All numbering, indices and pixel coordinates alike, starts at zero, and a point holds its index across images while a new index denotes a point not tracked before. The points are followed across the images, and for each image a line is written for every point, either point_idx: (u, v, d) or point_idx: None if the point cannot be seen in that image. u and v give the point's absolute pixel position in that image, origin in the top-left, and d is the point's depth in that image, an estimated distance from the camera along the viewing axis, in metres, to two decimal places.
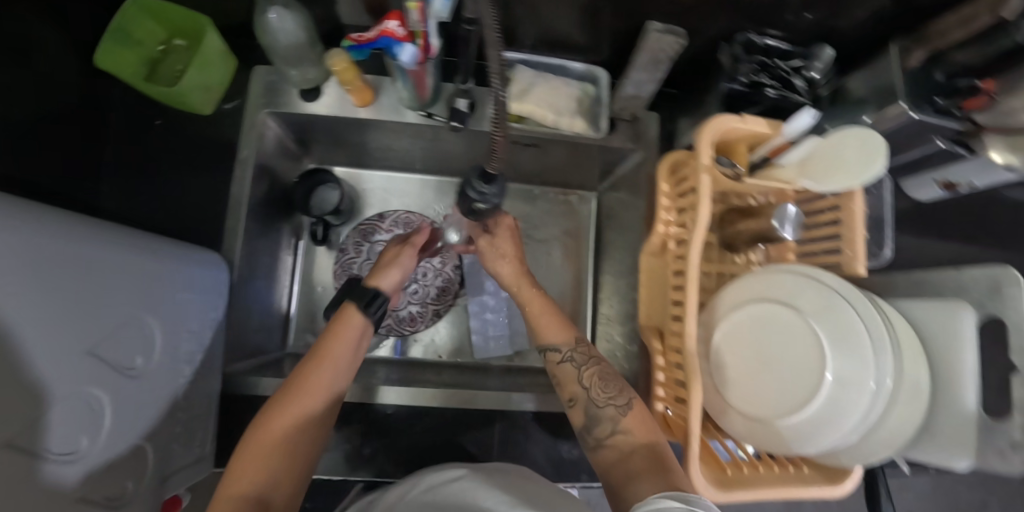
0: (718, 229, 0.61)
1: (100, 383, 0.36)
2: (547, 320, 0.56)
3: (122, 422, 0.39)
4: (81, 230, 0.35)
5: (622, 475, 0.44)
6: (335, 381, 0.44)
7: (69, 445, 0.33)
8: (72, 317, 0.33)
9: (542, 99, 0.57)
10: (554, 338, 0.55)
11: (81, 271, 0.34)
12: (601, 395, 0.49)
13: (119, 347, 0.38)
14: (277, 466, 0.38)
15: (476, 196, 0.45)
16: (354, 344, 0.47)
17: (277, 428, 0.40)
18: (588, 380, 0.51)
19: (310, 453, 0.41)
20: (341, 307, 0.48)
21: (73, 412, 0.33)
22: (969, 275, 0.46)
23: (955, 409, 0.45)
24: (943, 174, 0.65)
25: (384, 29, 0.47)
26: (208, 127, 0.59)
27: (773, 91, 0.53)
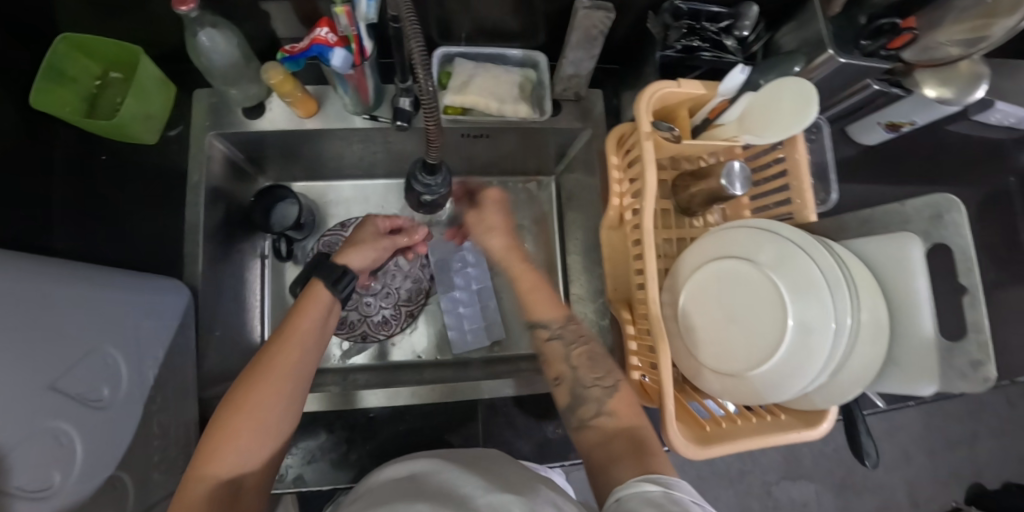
0: (673, 196, 0.62)
1: (68, 417, 0.35)
2: (537, 297, 0.57)
3: (95, 453, 0.38)
4: (15, 265, 0.34)
5: (602, 457, 0.44)
6: (306, 355, 0.44)
7: (43, 481, 0.32)
8: (25, 351, 0.32)
9: (484, 89, 0.58)
10: (545, 314, 0.55)
11: (24, 307, 0.33)
12: (588, 375, 0.50)
13: (83, 380, 0.38)
14: (252, 441, 0.39)
15: (421, 188, 0.46)
16: (320, 320, 0.47)
17: (250, 408, 0.39)
18: (576, 360, 0.52)
19: (283, 428, 0.41)
20: (308, 286, 0.49)
21: (40, 448, 0.32)
22: (911, 207, 0.47)
23: (916, 337, 0.45)
24: (883, 117, 0.66)
25: (314, 37, 0.48)
26: (158, 158, 0.59)
27: (707, 53, 0.55)
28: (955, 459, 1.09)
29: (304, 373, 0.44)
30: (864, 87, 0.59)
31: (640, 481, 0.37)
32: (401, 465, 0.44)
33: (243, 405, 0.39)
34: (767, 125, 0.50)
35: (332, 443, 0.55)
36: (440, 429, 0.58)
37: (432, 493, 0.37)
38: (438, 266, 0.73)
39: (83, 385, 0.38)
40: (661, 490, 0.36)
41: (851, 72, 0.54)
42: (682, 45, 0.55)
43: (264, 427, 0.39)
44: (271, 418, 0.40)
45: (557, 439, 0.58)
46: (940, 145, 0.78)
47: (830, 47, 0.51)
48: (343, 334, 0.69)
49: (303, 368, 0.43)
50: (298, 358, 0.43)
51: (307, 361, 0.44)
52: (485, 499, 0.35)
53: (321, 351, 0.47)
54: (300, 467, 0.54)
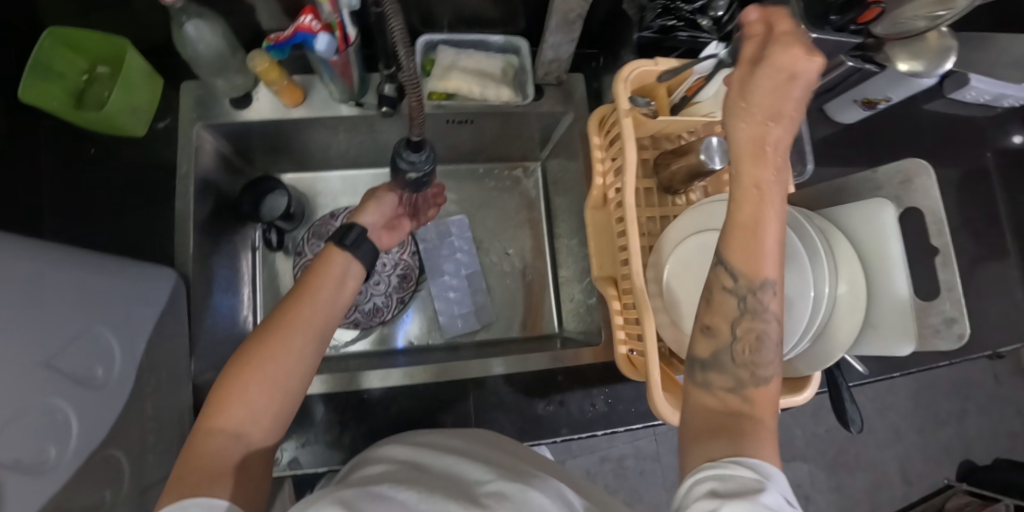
0: (655, 175, 0.63)
1: (62, 394, 0.35)
2: (747, 235, 0.31)
3: (91, 432, 0.37)
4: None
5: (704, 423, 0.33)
6: (321, 314, 0.42)
7: (38, 455, 0.32)
8: (10, 327, 0.32)
9: (467, 74, 0.60)
10: (757, 270, 0.32)
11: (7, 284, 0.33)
12: (749, 359, 0.33)
13: (76, 360, 0.37)
14: (261, 397, 0.36)
15: (406, 165, 0.47)
16: (335, 283, 0.45)
17: (260, 362, 0.37)
18: (743, 334, 0.34)
19: (297, 390, 0.39)
20: (324, 248, 0.48)
21: (32, 423, 0.32)
22: (882, 173, 0.48)
23: (890, 300, 0.46)
24: (861, 92, 0.68)
25: (299, 25, 0.49)
26: (146, 149, 0.59)
27: (683, 34, 0.57)
28: (945, 436, 1.11)
29: (319, 334, 0.42)
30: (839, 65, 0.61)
31: (729, 464, 0.28)
32: (408, 449, 0.43)
33: (253, 358, 0.37)
34: None
35: (325, 425, 0.56)
36: (432, 409, 0.58)
37: (438, 481, 0.36)
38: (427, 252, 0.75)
39: (77, 364, 0.37)
40: (754, 478, 0.26)
41: (823, 48, 0.56)
42: (659, 25, 0.56)
43: (277, 385, 0.37)
44: (282, 373, 0.37)
45: (549, 415, 0.58)
46: (916, 123, 0.79)
47: (802, 23, 0.52)
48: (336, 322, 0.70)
49: (318, 328, 0.42)
50: (311, 316, 0.41)
51: (322, 320, 0.42)
52: (493, 485, 0.35)
53: (338, 311, 0.45)
54: (294, 450, 0.55)
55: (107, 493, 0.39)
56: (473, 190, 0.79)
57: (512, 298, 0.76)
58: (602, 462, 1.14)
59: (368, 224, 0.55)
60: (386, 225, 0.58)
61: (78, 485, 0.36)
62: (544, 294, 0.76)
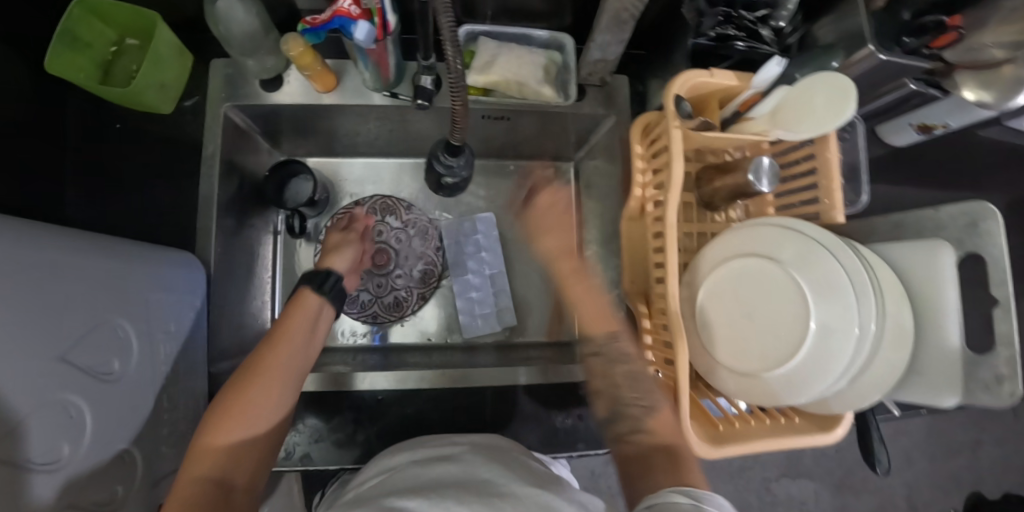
0: (696, 188, 0.61)
1: (78, 389, 0.34)
2: (586, 310, 0.57)
3: (105, 427, 0.37)
4: (28, 230, 0.33)
5: (640, 468, 0.44)
6: (298, 357, 0.45)
7: (50, 452, 0.31)
8: (37, 322, 0.31)
9: (508, 69, 0.57)
10: (596, 330, 0.56)
11: (36, 274, 0.32)
12: (628, 395, 0.50)
13: (94, 353, 0.36)
14: (242, 442, 0.38)
15: (443, 168, 0.47)
16: (311, 323, 0.49)
17: (242, 408, 0.39)
18: (618, 379, 0.52)
19: (276, 430, 0.42)
20: (297, 292, 0.51)
21: (49, 421, 0.31)
22: (946, 212, 0.45)
23: (939, 347, 0.44)
24: (920, 117, 0.65)
25: (337, 8, 0.46)
26: (169, 127, 0.57)
27: (741, 43, 0.53)
28: (954, 466, 1.10)
29: (296, 376, 0.44)
30: (900, 88, 0.57)
31: (671, 493, 0.37)
32: (416, 455, 0.43)
33: (234, 407, 0.39)
34: (805, 120, 0.47)
35: (341, 422, 0.56)
36: (449, 412, 0.58)
37: (454, 479, 0.36)
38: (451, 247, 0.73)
39: (94, 357, 0.36)
40: (691, 502, 0.35)
41: (889, 71, 0.52)
42: (716, 33, 0.53)
43: (257, 432, 0.40)
44: (261, 418, 0.40)
45: (566, 428, 0.58)
46: (969, 151, 0.76)
47: (871, 42, 0.48)
48: (355, 313, 0.69)
49: (295, 370, 0.45)
50: (290, 358, 0.44)
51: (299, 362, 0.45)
52: (509, 486, 0.35)
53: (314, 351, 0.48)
54: (306, 445, 0.54)
55: (118, 488, 0.38)
56: (501, 187, 0.77)
57: (533, 301, 0.74)
58: (608, 463, 1.14)
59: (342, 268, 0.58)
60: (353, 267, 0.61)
61: (90, 481, 0.35)
62: (567, 299, 0.75)
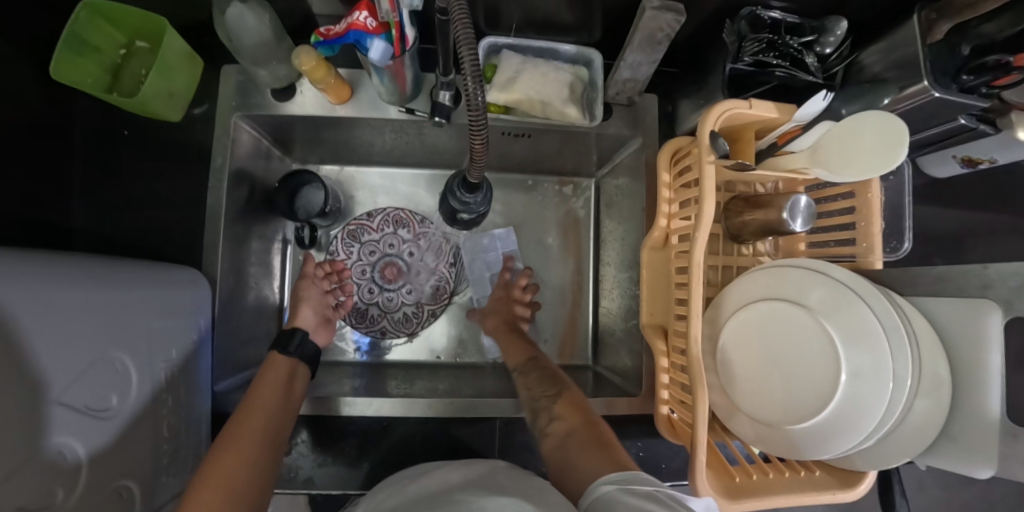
0: (724, 219, 0.58)
1: (74, 431, 0.33)
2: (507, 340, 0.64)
3: (102, 467, 0.36)
4: (22, 264, 0.31)
5: (559, 459, 0.45)
6: (274, 417, 0.45)
7: (42, 502, 0.30)
8: (31, 366, 0.29)
9: (532, 87, 0.54)
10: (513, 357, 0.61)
11: (32, 315, 0.30)
12: (535, 391, 0.54)
13: (91, 390, 0.35)
14: (227, 505, 0.36)
15: (459, 204, 0.45)
16: (284, 384, 0.50)
17: (223, 470, 0.39)
18: (528, 384, 0.56)
19: (262, 497, 0.40)
20: (269, 358, 0.52)
21: (41, 471, 0.30)
22: (996, 270, 0.41)
23: (977, 414, 0.41)
24: (964, 151, 0.61)
25: (352, 21, 0.43)
26: (178, 135, 0.55)
27: (782, 70, 0.49)
28: (968, 495, 1.08)
29: (275, 435, 0.44)
30: (951, 123, 0.53)
31: (601, 483, 0.37)
32: (403, 488, 0.42)
33: (212, 477, 0.38)
34: (847, 162, 0.44)
35: (346, 446, 0.55)
36: (456, 439, 0.57)
37: (429, 503, 0.37)
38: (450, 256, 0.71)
39: (91, 395, 0.35)
40: (617, 487, 0.35)
41: (943, 108, 0.48)
42: (755, 58, 0.50)
43: (242, 488, 0.38)
44: (243, 478, 0.39)
45: None
46: (1014, 184, 0.71)
47: (927, 78, 0.44)
48: (363, 328, 0.69)
49: (276, 427, 0.45)
50: (266, 417, 0.45)
51: (278, 422, 0.45)
52: (479, 503, 0.34)
53: (294, 409, 0.48)
54: (309, 469, 0.54)
55: None
56: (517, 201, 0.75)
57: (546, 322, 0.73)
58: None
59: (308, 323, 0.58)
60: (324, 321, 0.60)
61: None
62: (581, 320, 0.74)
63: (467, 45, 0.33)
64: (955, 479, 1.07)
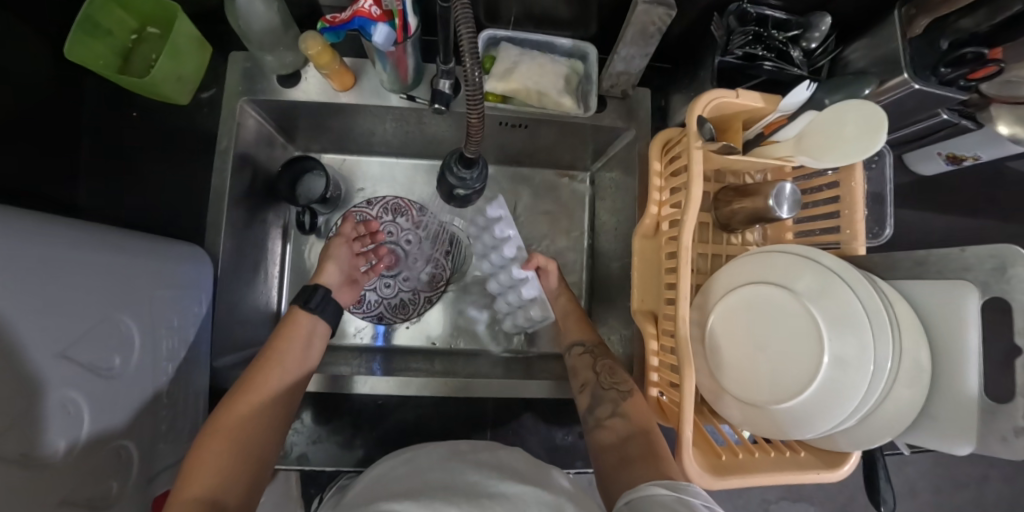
0: (714, 208, 0.59)
1: (79, 385, 0.34)
2: (570, 321, 0.63)
3: (103, 423, 0.37)
4: (35, 224, 0.33)
5: (614, 459, 0.47)
6: (285, 376, 0.48)
7: (46, 449, 0.31)
8: (40, 318, 0.31)
9: (529, 78, 0.56)
10: (578, 335, 0.61)
11: (41, 271, 0.32)
12: (606, 380, 0.54)
13: (95, 349, 0.37)
14: (231, 460, 0.40)
15: (456, 180, 0.46)
16: (302, 343, 0.52)
17: (229, 426, 0.41)
18: (599, 367, 0.55)
19: (266, 452, 0.43)
20: (290, 310, 0.54)
21: (46, 419, 0.32)
22: (973, 252, 0.43)
23: (955, 392, 0.42)
24: (947, 148, 0.63)
25: (357, 8, 0.45)
26: (185, 118, 0.58)
27: (769, 64, 0.52)
28: (959, 499, 1.09)
29: (285, 394, 0.47)
30: (932, 117, 0.55)
31: (652, 485, 0.38)
32: (405, 465, 0.43)
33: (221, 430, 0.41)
34: (828, 148, 0.46)
35: (340, 424, 0.56)
36: (449, 421, 0.58)
37: (436, 482, 0.37)
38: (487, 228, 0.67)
39: (95, 354, 0.37)
40: (672, 494, 0.36)
41: (923, 100, 0.50)
42: (744, 51, 0.52)
43: (247, 449, 0.41)
44: (249, 436, 0.42)
45: (567, 445, 0.58)
46: (1001, 183, 0.73)
47: (906, 71, 0.47)
48: (360, 313, 0.69)
49: (286, 390, 0.47)
50: (278, 376, 0.47)
51: (289, 381, 0.48)
52: (500, 487, 0.37)
53: (306, 369, 0.51)
54: (304, 445, 0.55)
55: (113, 484, 0.39)
56: (514, 193, 0.77)
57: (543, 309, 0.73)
58: None
59: (330, 282, 0.61)
60: (347, 279, 0.63)
61: (85, 477, 0.35)
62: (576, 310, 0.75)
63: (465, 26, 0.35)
64: (946, 482, 1.08)
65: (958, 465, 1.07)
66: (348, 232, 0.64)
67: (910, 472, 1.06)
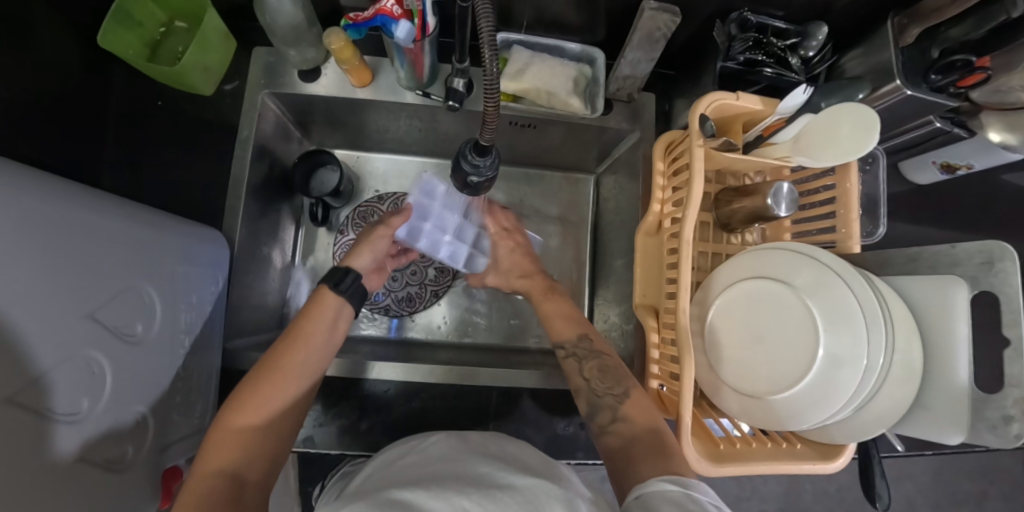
0: (714, 209, 0.61)
1: (102, 346, 0.36)
2: (555, 319, 0.60)
3: (122, 387, 0.39)
4: (68, 193, 0.35)
5: (624, 458, 0.45)
6: (312, 356, 0.45)
7: (72, 403, 0.33)
8: (67, 279, 0.33)
9: (539, 78, 0.58)
10: (563, 334, 0.58)
11: (69, 234, 0.33)
12: (599, 385, 0.52)
13: (119, 314, 0.39)
14: (253, 440, 0.39)
15: (470, 168, 0.48)
16: (329, 322, 0.48)
17: (253, 406, 0.40)
18: (589, 372, 0.53)
19: (288, 432, 0.42)
20: (319, 287, 0.51)
21: (72, 374, 0.33)
22: (962, 249, 0.44)
23: (947, 384, 0.44)
24: (942, 156, 0.65)
25: (380, 7, 0.47)
26: (207, 108, 0.60)
27: (770, 70, 0.54)
28: None
29: (310, 375, 0.45)
30: (925, 123, 0.57)
31: (661, 480, 0.38)
32: (415, 453, 0.43)
33: (245, 409, 0.40)
34: (823, 147, 0.48)
35: (346, 409, 0.57)
36: (452, 409, 0.59)
37: (446, 469, 0.38)
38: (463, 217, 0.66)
39: (119, 318, 0.38)
40: (680, 490, 0.36)
41: (916, 106, 0.52)
42: (745, 58, 0.54)
43: (271, 428, 0.40)
44: (272, 418, 0.41)
45: (568, 435, 0.59)
46: (996, 194, 0.75)
47: (898, 77, 0.49)
48: (368, 304, 0.71)
49: (311, 371, 0.45)
50: (304, 357, 0.45)
51: (315, 361, 0.46)
52: (506, 477, 0.36)
53: (332, 348, 0.48)
54: (310, 428, 0.55)
55: (128, 448, 0.40)
56: (521, 192, 0.79)
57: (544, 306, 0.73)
58: None
59: (361, 268, 0.56)
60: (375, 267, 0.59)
61: (103, 437, 0.37)
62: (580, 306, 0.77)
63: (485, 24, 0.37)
64: (945, 497, 1.07)
65: (957, 480, 1.07)
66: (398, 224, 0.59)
67: (910, 485, 1.06)
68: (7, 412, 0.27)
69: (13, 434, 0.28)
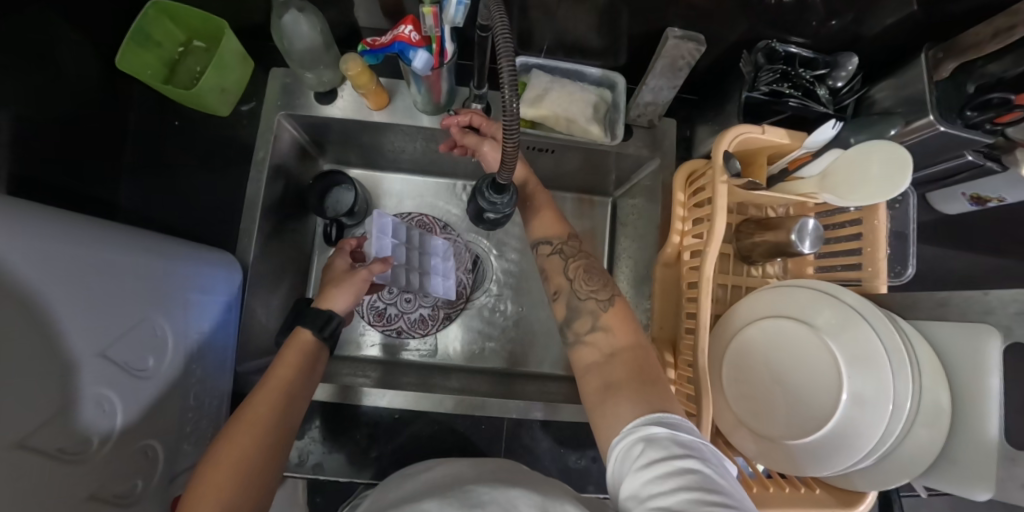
0: (735, 240, 0.60)
1: (112, 384, 0.36)
2: (542, 217, 0.55)
3: (131, 423, 0.38)
4: (73, 227, 0.34)
5: (602, 376, 0.43)
6: (293, 402, 0.42)
7: (82, 444, 0.33)
8: (77, 318, 0.32)
9: (558, 104, 0.58)
10: (550, 230, 0.54)
11: (77, 270, 0.33)
12: (584, 288, 0.49)
13: (130, 351, 0.38)
14: (238, 489, 0.35)
15: (487, 205, 0.47)
16: (308, 367, 0.46)
17: (233, 457, 0.36)
18: (573, 272, 0.51)
19: (274, 476, 0.38)
20: (294, 332, 0.47)
21: (83, 415, 0.33)
22: (997, 297, 0.43)
23: (975, 437, 0.42)
24: (974, 188, 0.63)
25: (398, 33, 0.46)
26: (225, 129, 0.61)
27: (795, 100, 0.52)
28: None
29: (291, 421, 0.41)
30: (958, 158, 0.56)
31: (644, 424, 0.36)
32: (410, 481, 0.43)
33: (223, 461, 0.35)
34: (853, 188, 0.46)
35: (358, 437, 0.57)
36: (462, 438, 0.59)
37: (444, 489, 0.38)
38: (420, 247, 0.65)
39: (130, 355, 0.38)
40: (666, 432, 0.35)
41: (949, 143, 0.50)
42: (770, 88, 0.53)
43: (257, 474, 0.36)
44: (258, 465, 0.36)
45: (579, 469, 0.58)
46: None
47: (933, 113, 0.47)
48: (380, 326, 0.70)
49: (292, 415, 0.41)
50: (284, 404, 0.41)
51: (296, 407, 0.42)
52: (494, 493, 0.35)
53: (310, 395, 0.45)
54: (320, 455, 0.55)
55: (138, 482, 0.39)
56: None
57: (557, 330, 0.72)
58: None
59: (344, 308, 0.51)
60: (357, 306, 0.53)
61: (114, 474, 0.36)
62: (599, 251, 0.76)
63: (505, 50, 0.31)
64: None
65: None
66: (376, 269, 0.52)
67: None
68: (20, 457, 0.27)
69: (27, 482, 0.27)
